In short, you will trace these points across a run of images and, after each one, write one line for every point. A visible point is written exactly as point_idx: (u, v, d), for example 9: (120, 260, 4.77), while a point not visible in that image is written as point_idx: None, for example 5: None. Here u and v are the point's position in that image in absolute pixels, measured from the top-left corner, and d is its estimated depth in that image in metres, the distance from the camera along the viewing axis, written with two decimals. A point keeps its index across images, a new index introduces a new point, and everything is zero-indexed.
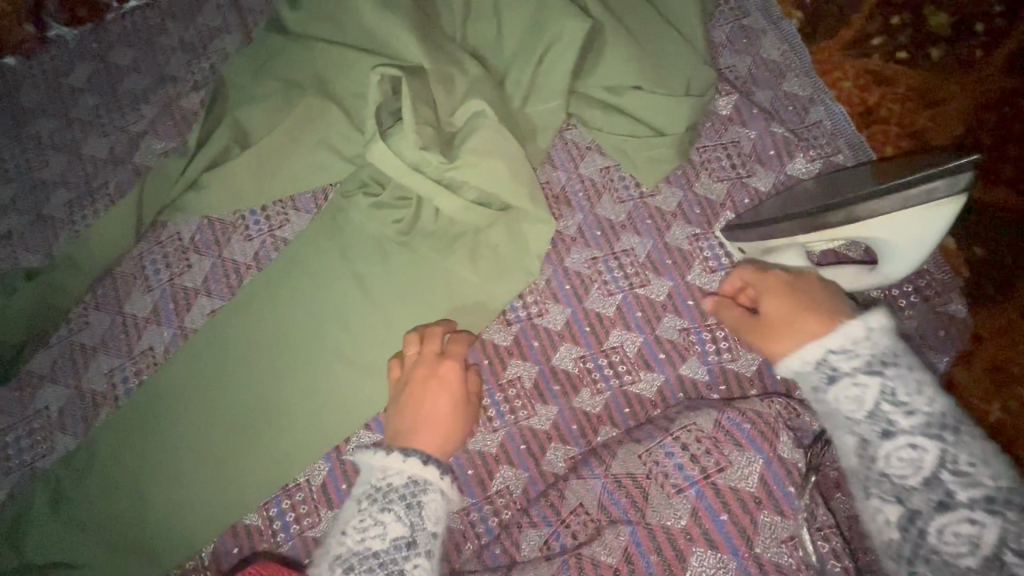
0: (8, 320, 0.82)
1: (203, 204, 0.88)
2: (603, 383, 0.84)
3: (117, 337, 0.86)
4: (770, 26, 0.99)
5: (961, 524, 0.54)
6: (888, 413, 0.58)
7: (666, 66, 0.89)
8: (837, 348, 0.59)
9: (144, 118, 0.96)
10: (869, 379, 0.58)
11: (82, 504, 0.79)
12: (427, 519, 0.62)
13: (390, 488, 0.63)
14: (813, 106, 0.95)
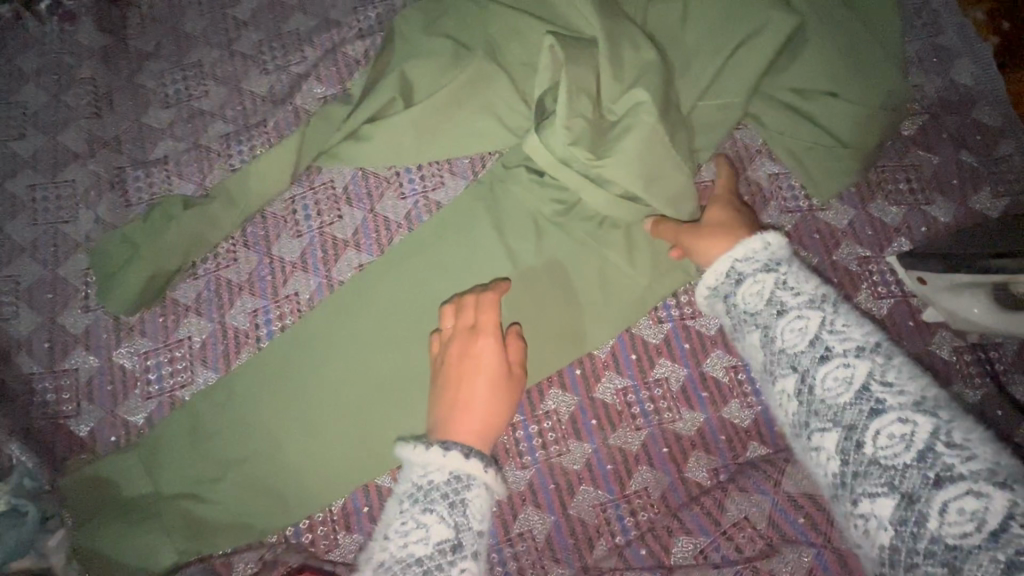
0: (163, 245, 0.81)
1: (361, 156, 0.85)
2: (754, 398, 0.80)
3: (263, 278, 0.85)
4: (965, 47, 0.93)
5: (965, 501, 0.38)
6: (873, 386, 0.45)
7: (862, 74, 0.82)
8: (741, 255, 0.57)
9: (307, 61, 0.94)
10: (840, 355, 0.48)
11: (216, 443, 0.78)
12: (473, 518, 0.51)
13: (430, 485, 0.51)
14: (1004, 138, 0.90)
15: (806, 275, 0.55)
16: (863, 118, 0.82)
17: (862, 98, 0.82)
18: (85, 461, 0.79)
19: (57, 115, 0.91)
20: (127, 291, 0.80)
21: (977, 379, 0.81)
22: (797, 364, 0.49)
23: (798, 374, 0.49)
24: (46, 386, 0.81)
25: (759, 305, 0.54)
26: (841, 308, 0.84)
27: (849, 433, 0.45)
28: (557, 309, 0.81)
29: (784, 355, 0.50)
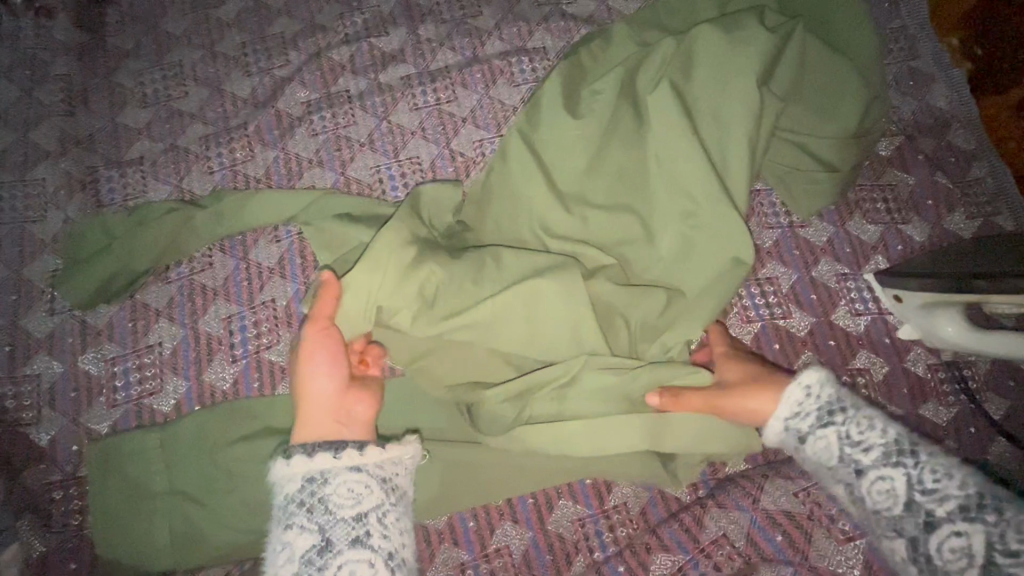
0: (138, 245, 0.80)
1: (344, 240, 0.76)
2: None
3: (239, 284, 0.83)
4: (940, 71, 0.96)
5: (951, 539, 0.49)
6: (919, 498, 0.51)
7: (837, 94, 0.83)
8: (787, 413, 0.59)
9: (291, 64, 0.93)
10: (879, 466, 0.54)
11: (239, 448, 0.74)
12: (337, 507, 0.55)
13: (288, 500, 0.56)
14: (976, 161, 0.92)
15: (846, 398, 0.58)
16: (840, 142, 0.84)
17: (839, 127, 0.84)
18: (43, 470, 0.75)
19: (29, 112, 0.89)
20: (87, 286, 0.80)
21: (952, 397, 0.82)
22: (839, 477, 0.57)
23: (845, 487, 0.56)
24: (6, 393, 0.77)
25: (780, 437, 0.60)
26: (821, 325, 0.84)
27: (914, 544, 0.51)
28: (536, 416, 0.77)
29: (824, 470, 0.58)
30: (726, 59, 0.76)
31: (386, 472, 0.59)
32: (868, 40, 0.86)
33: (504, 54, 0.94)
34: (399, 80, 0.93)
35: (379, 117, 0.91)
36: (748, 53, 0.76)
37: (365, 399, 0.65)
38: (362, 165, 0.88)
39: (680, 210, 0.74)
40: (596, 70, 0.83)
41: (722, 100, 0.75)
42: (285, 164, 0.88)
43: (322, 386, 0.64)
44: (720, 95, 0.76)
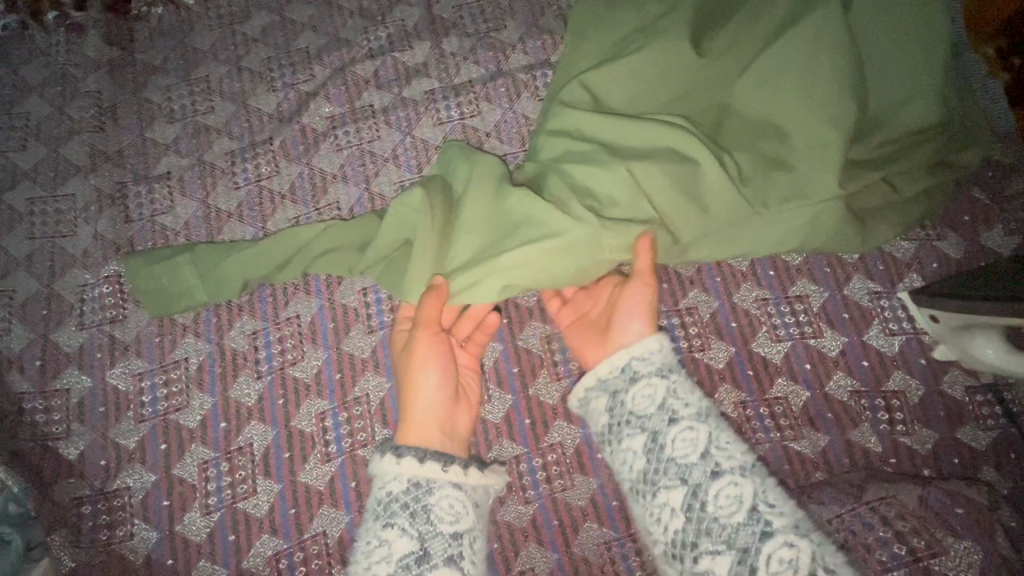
0: (180, 271, 0.80)
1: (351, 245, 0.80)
2: (763, 435, 0.79)
3: (264, 300, 0.83)
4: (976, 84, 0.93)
5: (728, 488, 0.63)
6: (673, 407, 0.68)
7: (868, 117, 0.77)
8: (638, 356, 0.70)
9: (315, 79, 0.93)
10: (686, 419, 0.67)
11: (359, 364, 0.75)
12: (437, 521, 0.57)
13: (391, 497, 0.58)
14: (1016, 174, 0.89)
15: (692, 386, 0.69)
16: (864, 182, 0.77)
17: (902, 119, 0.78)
18: (72, 485, 0.75)
19: (60, 127, 0.90)
20: (144, 290, 0.81)
21: (990, 420, 0.79)
22: (688, 477, 0.65)
23: (690, 487, 0.65)
24: (36, 406, 0.78)
25: (650, 409, 0.68)
26: (853, 344, 0.82)
27: (694, 491, 0.64)
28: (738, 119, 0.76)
29: (680, 465, 0.65)
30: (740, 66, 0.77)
31: (478, 495, 0.61)
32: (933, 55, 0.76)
33: (528, 67, 0.94)
34: (423, 94, 0.92)
35: (403, 132, 0.90)
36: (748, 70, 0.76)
37: (459, 411, 0.69)
38: (387, 180, 0.88)
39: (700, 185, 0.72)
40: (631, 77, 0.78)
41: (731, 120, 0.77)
42: (310, 179, 0.88)
43: (428, 399, 0.67)
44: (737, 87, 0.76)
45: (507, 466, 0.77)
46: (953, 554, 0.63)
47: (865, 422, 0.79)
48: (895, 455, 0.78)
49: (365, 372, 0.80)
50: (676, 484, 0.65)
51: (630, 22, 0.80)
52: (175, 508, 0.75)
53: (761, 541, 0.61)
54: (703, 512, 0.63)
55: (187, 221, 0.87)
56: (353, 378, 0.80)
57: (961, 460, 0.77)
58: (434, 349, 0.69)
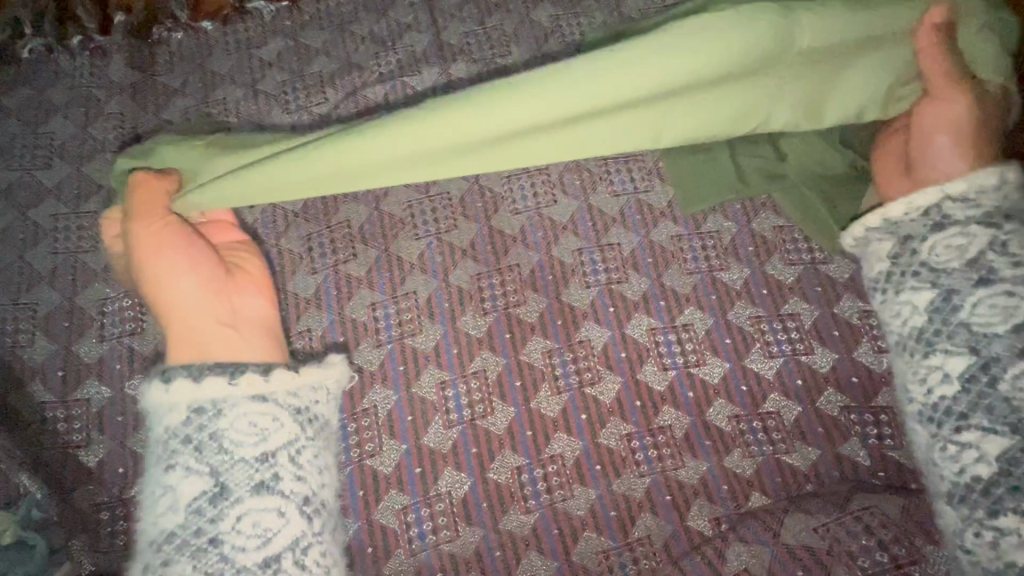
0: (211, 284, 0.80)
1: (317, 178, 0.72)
2: (756, 448, 0.82)
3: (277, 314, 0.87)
4: None
5: None
6: (990, 261, 0.63)
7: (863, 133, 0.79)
8: (953, 191, 0.66)
9: (328, 102, 0.98)
10: (1007, 336, 0.61)
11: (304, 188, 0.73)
12: (236, 447, 0.60)
13: (172, 433, 0.61)
14: None
15: None
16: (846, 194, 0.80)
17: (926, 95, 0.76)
18: (91, 492, 0.79)
19: (83, 147, 0.94)
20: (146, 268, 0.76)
21: None
22: (1016, 423, 0.59)
23: (970, 357, 0.62)
24: (57, 416, 0.82)
25: (993, 325, 0.62)
26: (843, 361, 0.85)
27: (1018, 435, 0.59)
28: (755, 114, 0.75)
29: (969, 334, 0.63)
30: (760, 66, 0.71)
31: (302, 403, 0.65)
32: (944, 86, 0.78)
33: None
34: None
35: None
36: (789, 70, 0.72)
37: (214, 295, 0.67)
38: (395, 200, 0.92)
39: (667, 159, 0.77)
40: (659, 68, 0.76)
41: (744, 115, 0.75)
42: (323, 198, 0.92)
43: (185, 290, 0.66)
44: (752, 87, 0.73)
45: (510, 476, 0.80)
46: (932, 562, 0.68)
47: (855, 437, 0.82)
48: (883, 469, 0.81)
49: (374, 385, 0.84)
50: (958, 377, 0.63)
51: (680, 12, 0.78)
52: None
53: None
54: (1000, 399, 0.60)
55: None
56: (362, 390, 0.83)
57: None
58: (174, 252, 0.67)
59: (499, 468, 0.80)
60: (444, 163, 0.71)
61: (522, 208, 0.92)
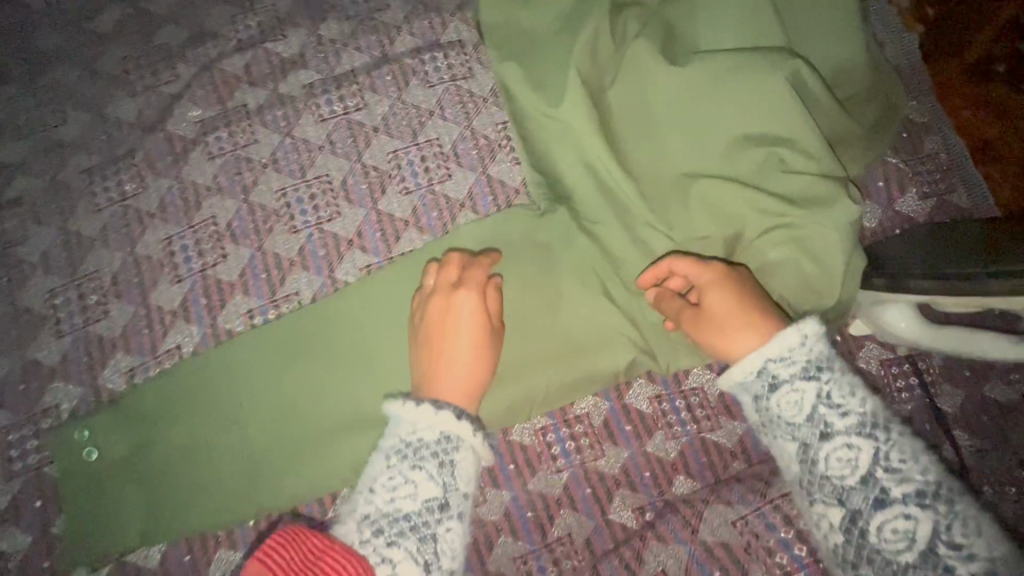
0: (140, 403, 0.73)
1: (250, 394, 0.74)
2: (679, 429, 0.76)
3: (140, 332, 0.76)
4: (891, 37, 0.89)
5: (897, 519, 0.49)
6: (824, 415, 0.54)
7: (777, 124, 0.70)
8: (774, 356, 0.56)
9: (179, 79, 0.83)
10: (845, 433, 0.53)
11: (257, 396, 0.73)
12: (461, 479, 0.56)
13: (421, 444, 0.56)
14: (929, 135, 0.85)
15: (849, 382, 0.56)
16: (793, 208, 0.69)
17: (847, 88, 0.74)
18: None
19: None
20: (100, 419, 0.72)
21: (906, 393, 0.78)
22: (845, 498, 0.52)
23: (799, 445, 0.55)
24: None
25: (798, 416, 0.55)
26: None
27: (854, 517, 0.51)
28: (671, 147, 0.75)
29: (784, 424, 0.56)
30: (644, 90, 0.75)
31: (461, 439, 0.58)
32: (833, 43, 0.74)
33: (416, 51, 0.86)
34: (302, 88, 0.84)
35: (281, 133, 0.82)
36: (666, 91, 0.74)
37: (480, 319, 0.65)
38: (267, 189, 0.81)
39: (596, 216, 0.77)
40: (547, 95, 0.78)
41: (652, 152, 0.76)
42: (182, 194, 0.80)
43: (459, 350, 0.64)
44: (660, 116, 0.75)
45: None
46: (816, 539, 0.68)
47: None
48: None
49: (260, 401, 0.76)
50: (797, 461, 0.55)
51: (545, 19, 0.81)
52: (59, 567, 0.70)
53: (875, 506, 0.51)
54: (825, 479, 0.53)
55: (44, 252, 0.78)
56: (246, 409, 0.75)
57: None
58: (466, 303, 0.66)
59: None
60: (351, 374, 0.74)
61: (413, 186, 0.82)
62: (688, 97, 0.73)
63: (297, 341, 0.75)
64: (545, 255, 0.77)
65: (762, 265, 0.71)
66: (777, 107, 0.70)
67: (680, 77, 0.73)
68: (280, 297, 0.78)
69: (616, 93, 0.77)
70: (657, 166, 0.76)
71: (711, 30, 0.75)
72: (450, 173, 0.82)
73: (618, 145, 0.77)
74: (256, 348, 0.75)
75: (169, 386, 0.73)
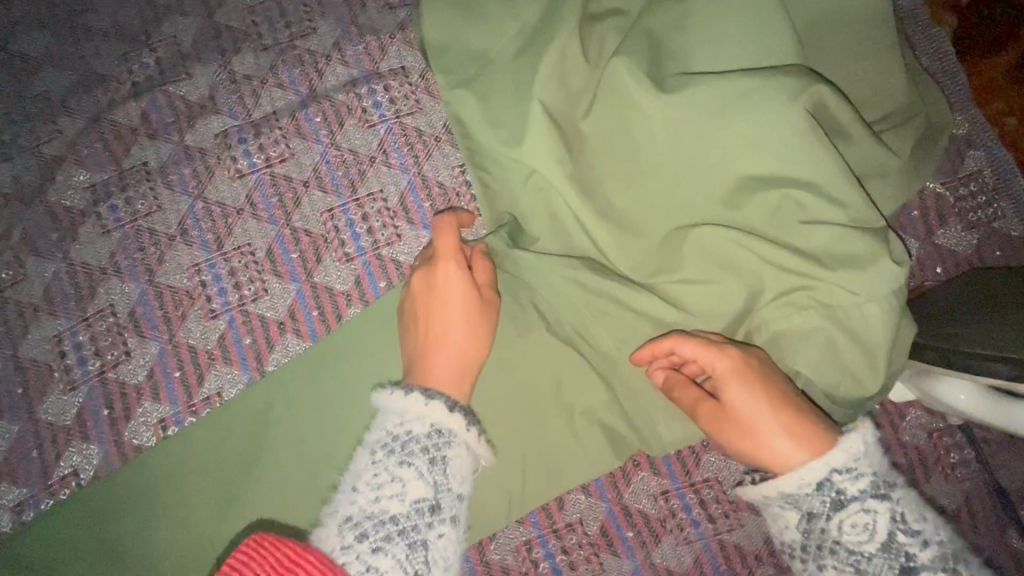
0: (30, 550, 0.59)
1: (167, 530, 0.60)
2: (692, 531, 0.63)
3: (27, 456, 0.62)
4: (916, 35, 0.75)
5: None
6: (903, 544, 0.41)
7: (790, 165, 0.57)
8: (841, 466, 0.44)
9: (62, 136, 0.69)
10: (933, 569, 0.40)
11: (175, 528, 0.60)
12: (456, 481, 0.44)
13: (408, 435, 0.44)
14: (970, 150, 0.72)
15: (921, 503, 0.43)
16: (815, 269, 0.56)
17: (875, 110, 0.61)
18: None
19: None
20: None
21: (960, 469, 0.65)
22: None
23: None
24: None
25: (867, 544, 0.42)
26: None
27: None
28: (662, 195, 0.62)
29: (849, 557, 0.42)
30: (626, 126, 0.62)
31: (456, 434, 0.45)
32: (858, 53, 0.60)
33: (352, 83, 0.71)
34: (213, 138, 0.69)
35: (192, 195, 0.68)
36: (652, 126, 0.61)
37: (472, 341, 0.54)
38: (177, 266, 0.66)
39: (579, 279, 0.63)
40: (512, 134, 0.64)
41: (642, 201, 0.63)
42: (73, 280, 0.66)
43: (447, 353, 0.53)
44: (649, 157, 0.62)
45: None
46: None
47: None
48: None
49: None
50: None
51: (503, 40, 0.67)
52: None
53: None
54: None
55: None
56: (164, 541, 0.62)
57: None
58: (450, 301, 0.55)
59: None
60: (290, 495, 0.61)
61: (355, 251, 0.68)
62: (680, 133, 0.59)
63: (222, 457, 0.61)
64: (520, 332, 0.64)
65: (780, 337, 0.59)
66: (792, 144, 0.56)
67: (667, 108, 0.59)
68: (199, 400, 0.64)
69: (594, 130, 0.64)
70: (647, 219, 0.63)
71: (705, 46, 0.61)
72: (399, 232, 0.68)
73: (598, 193, 0.64)
74: (173, 469, 0.61)
75: (65, 524, 0.60)
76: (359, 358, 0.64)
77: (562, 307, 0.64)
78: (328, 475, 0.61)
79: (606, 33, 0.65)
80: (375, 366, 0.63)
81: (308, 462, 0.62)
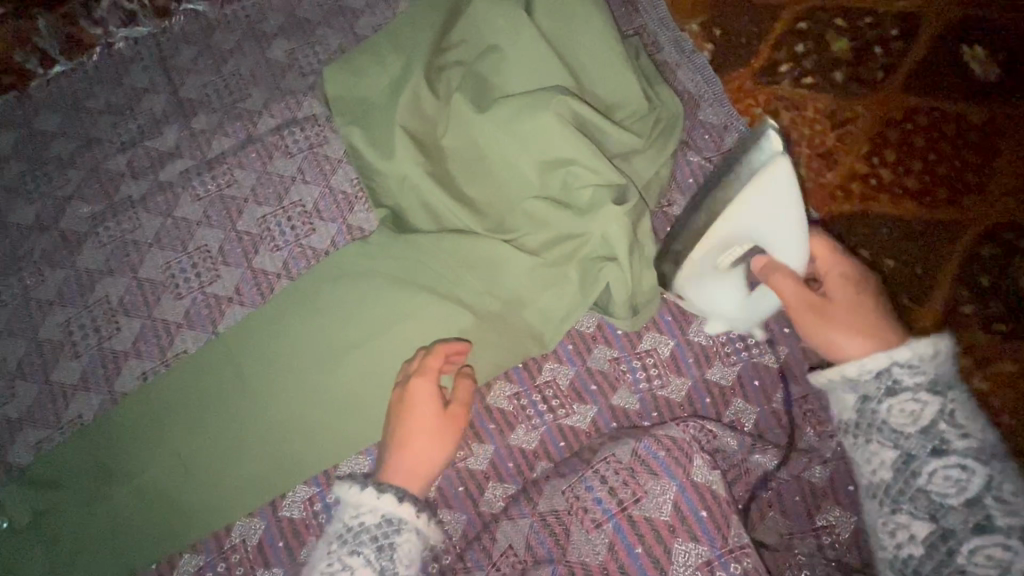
0: (48, 467, 0.81)
1: (146, 443, 0.82)
2: (537, 419, 0.85)
3: (44, 407, 0.85)
4: (681, 58, 1.03)
5: (950, 469, 0.54)
6: (896, 374, 0.58)
7: (558, 148, 0.83)
8: (902, 360, 0.58)
9: (70, 183, 0.96)
10: (913, 388, 0.57)
11: (152, 443, 0.82)
12: (400, 563, 0.62)
13: (360, 532, 0.63)
14: (727, 132, 0.99)
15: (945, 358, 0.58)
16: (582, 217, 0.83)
17: (623, 108, 0.89)
18: None
19: None
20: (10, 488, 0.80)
21: (734, 357, 0.87)
22: (898, 441, 0.57)
23: (859, 397, 0.60)
24: None
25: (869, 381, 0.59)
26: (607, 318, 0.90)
27: (907, 459, 0.56)
28: (489, 180, 0.89)
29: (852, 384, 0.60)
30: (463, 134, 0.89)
31: (396, 517, 0.64)
32: (610, 75, 0.89)
33: (277, 129, 0.99)
34: (178, 175, 0.97)
35: (164, 215, 0.94)
36: (477, 133, 0.88)
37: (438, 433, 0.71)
38: (153, 265, 0.92)
39: (438, 242, 0.86)
40: (385, 149, 0.91)
41: (478, 185, 0.89)
42: (78, 281, 0.91)
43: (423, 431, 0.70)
44: (479, 155, 0.89)
45: (303, 509, 0.83)
46: (653, 495, 0.74)
47: (624, 386, 0.87)
48: (655, 409, 0.86)
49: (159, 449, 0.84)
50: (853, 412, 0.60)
51: (378, 89, 0.95)
52: None
53: (930, 454, 0.55)
54: (882, 425, 0.58)
55: None
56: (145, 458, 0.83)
57: (711, 400, 0.86)
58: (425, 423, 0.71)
59: (289, 505, 0.83)
60: (240, 414, 0.83)
61: (282, 243, 0.93)
62: (493, 136, 0.86)
63: (187, 389, 0.84)
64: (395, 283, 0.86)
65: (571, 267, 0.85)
66: (557, 133, 0.83)
67: (483, 120, 0.87)
68: (170, 356, 0.88)
69: (444, 140, 0.91)
70: (481, 198, 0.89)
71: (509, 78, 0.89)
72: (314, 227, 0.94)
73: (448, 182, 0.89)
74: (151, 401, 0.83)
75: (73, 445, 0.82)
76: (283, 313, 0.87)
77: (425, 265, 0.86)
78: (265, 398, 0.84)
79: (443, 74, 0.93)
80: (295, 320, 0.86)
81: (252, 391, 0.84)
